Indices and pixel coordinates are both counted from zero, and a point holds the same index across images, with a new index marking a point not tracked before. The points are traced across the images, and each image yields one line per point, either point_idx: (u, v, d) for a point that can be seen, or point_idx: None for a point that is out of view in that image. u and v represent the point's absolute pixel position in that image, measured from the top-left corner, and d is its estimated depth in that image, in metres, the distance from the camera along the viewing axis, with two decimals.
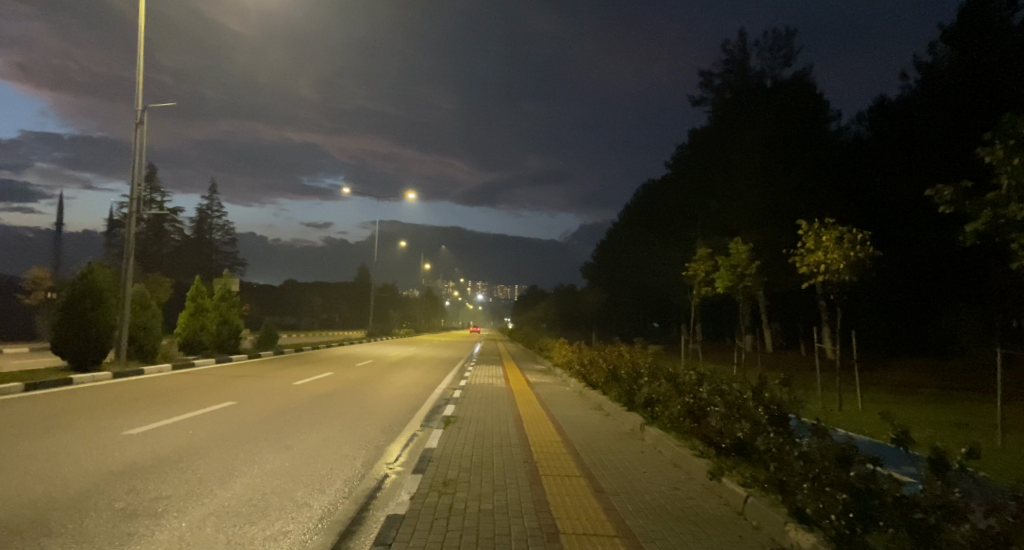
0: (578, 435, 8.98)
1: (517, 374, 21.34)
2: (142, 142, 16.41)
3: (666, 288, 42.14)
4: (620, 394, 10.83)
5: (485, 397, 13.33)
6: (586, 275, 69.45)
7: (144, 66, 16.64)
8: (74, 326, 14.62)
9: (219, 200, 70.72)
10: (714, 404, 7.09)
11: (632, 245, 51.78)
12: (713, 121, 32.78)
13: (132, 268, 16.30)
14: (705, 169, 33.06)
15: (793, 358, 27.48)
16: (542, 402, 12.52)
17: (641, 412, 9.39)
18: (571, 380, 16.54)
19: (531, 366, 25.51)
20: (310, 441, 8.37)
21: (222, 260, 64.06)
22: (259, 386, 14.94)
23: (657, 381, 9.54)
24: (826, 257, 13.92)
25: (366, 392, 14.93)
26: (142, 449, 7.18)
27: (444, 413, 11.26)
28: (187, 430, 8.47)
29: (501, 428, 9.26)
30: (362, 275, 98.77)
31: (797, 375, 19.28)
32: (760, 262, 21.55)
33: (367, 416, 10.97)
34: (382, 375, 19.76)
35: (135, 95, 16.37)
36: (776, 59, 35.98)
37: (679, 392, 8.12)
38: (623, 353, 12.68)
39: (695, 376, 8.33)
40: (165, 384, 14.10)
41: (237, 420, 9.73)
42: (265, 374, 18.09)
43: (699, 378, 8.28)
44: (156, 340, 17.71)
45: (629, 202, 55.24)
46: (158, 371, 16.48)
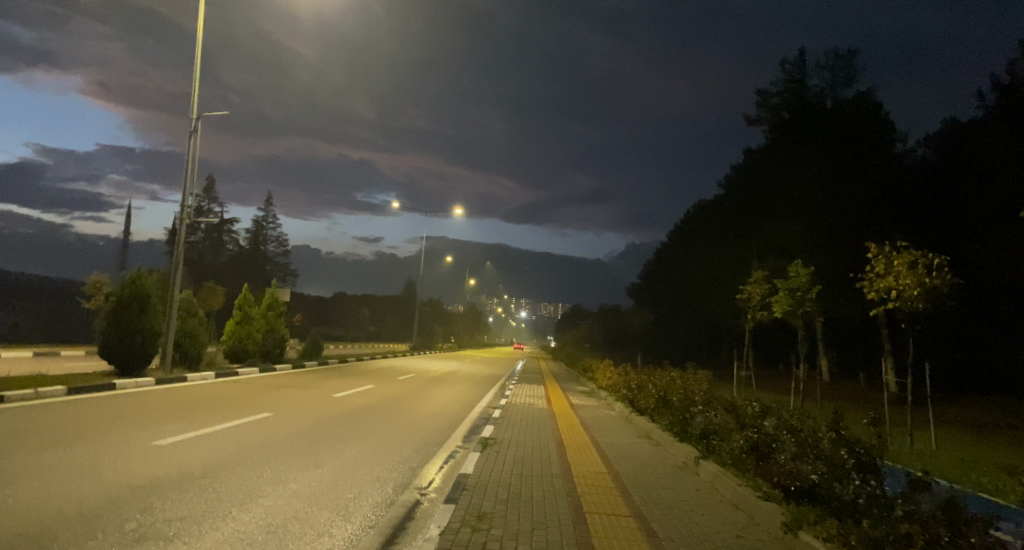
0: (625, 466, 8.32)
1: (560, 395, 20.67)
2: (195, 150, 16.68)
3: (717, 311, 40.67)
4: (671, 422, 10.09)
5: (525, 419, 12.75)
6: (631, 296, 68.13)
7: (200, 77, 16.98)
8: (121, 331, 14.82)
9: (273, 212, 72.85)
10: (781, 440, 6.34)
11: (681, 266, 50.43)
12: (770, 142, 31.67)
13: (178, 275, 16.52)
14: (761, 190, 31.88)
15: (853, 390, 25.89)
16: (586, 427, 11.86)
17: (695, 444, 8.67)
18: (616, 405, 15.75)
19: (573, 388, 24.80)
20: (341, 460, 7.97)
21: (274, 270, 65.78)
22: (298, 397, 14.78)
23: (713, 410, 8.78)
24: (897, 283, 12.81)
25: (404, 407, 14.57)
26: (168, 463, 6.91)
27: (482, 434, 10.74)
28: (217, 443, 8.21)
29: (542, 455, 8.68)
30: (408, 289, 99.87)
31: (861, 408, 17.96)
32: (821, 286, 20.34)
33: (402, 434, 10.56)
34: (421, 390, 19.40)
35: (190, 105, 16.71)
36: (837, 78, 34.55)
37: (740, 424, 7.39)
38: (673, 378, 11.91)
39: (757, 408, 7.59)
40: (206, 391, 14.09)
41: (271, 434, 9.45)
42: (306, 385, 17.98)
43: (762, 410, 7.54)
44: (201, 347, 17.86)
45: (679, 222, 53.91)
46: (201, 378, 16.55)
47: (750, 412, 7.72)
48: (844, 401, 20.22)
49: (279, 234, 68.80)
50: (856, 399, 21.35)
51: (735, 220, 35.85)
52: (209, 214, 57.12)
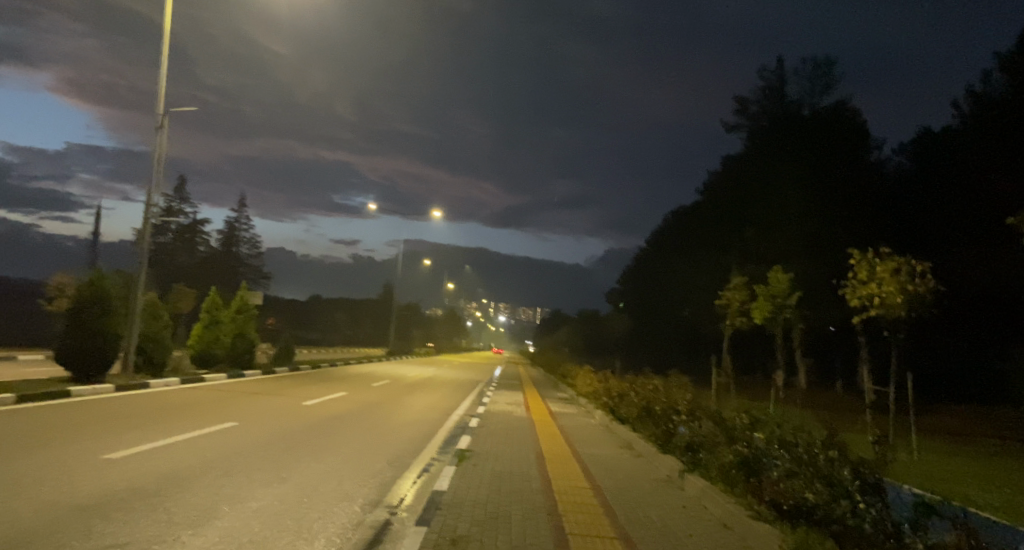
0: (610, 481, 7.95)
1: (539, 401, 20.30)
2: (161, 146, 16.02)
3: (695, 316, 40.75)
4: (654, 433, 9.79)
5: (504, 428, 12.36)
6: (610, 301, 68.11)
7: (167, 71, 16.34)
8: (79, 335, 14.06)
9: (247, 213, 71.36)
10: (774, 456, 6.06)
11: (660, 271, 50.50)
12: (748, 150, 31.78)
13: (143, 277, 15.83)
14: (741, 197, 32.00)
15: (830, 397, 26.01)
16: (566, 437, 11.51)
17: (680, 457, 8.34)
18: (596, 413, 15.43)
19: (552, 394, 24.44)
20: (308, 474, 7.46)
21: (246, 273, 64.42)
22: (267, 405, 14.19)
23: (698, 421, 8.49)
24: (880, 291, 12.69)
25: (379, 415, 14.06)
26: (116, 478, 6.36)
27: (459, 445, 10.30)
28: (174, 457, 7.65)
29: (521, 468, 8.28)
30: (386, 293, 98.75)
31: (840, 416, 17.91)
32: (800, 293, 20.31)
33: (374, 445, 10.06)
34: (397, 397, 18.88)
35: (157, 100, 16.07)
36: (815, 87, 34.88)
37: (729, 437, 7.04)
38: (655, 386, 11.63)
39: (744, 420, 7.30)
40: (168, 398, 13.42)
41: (234, 445, 8.92)
42: (276, 391, 17.34)
43: (752, 421, 7.24)
44: (166, 353, 17.11)
45: (658, 227, 54.03)
46: (165, 385, 15.83)
47: (738, 424, 7.42)
48: (823, 409, 20.25)
49: (253, 236, 67.50)
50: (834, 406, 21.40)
51: (715, 226, 35.96)
52: (180, 215, 55.77)
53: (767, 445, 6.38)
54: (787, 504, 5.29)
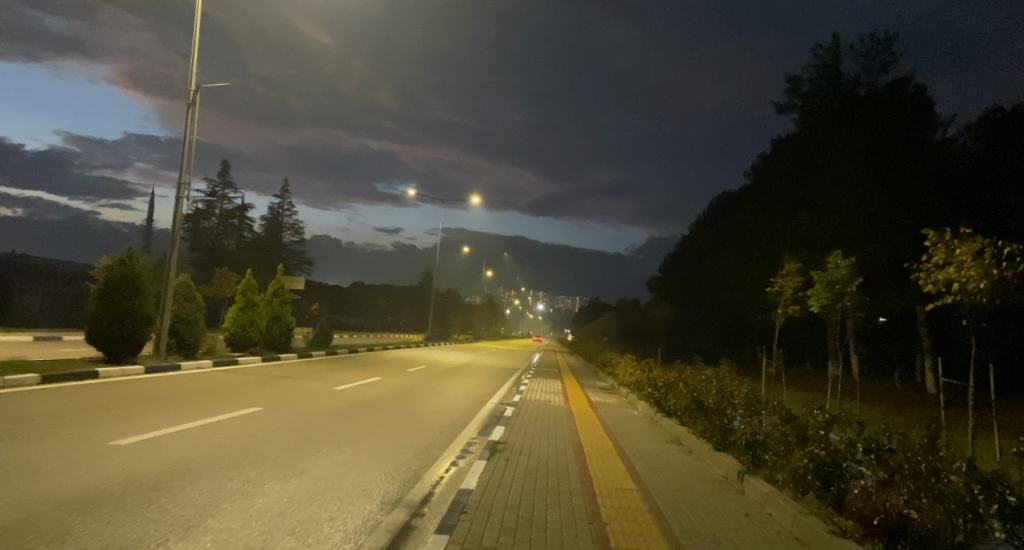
0: (658, 481, 7.10)
1: (577, 390, 19.52)
2: (191, 123, 15.69)
3: (743, 305, 39.19)
4: (705, 429, 8.87)
5: (540, 418, 11.59)
6: (652, 289, 66.42)
7: (198, 47, 16.01)
8: (110, 315, 13.93)
9: (289, 199, 72.19)
10: (860, 461, 5.08)
11: (705, 258, 48.73)
12: (801, 131, 30.01)
13: (174, 258, 15.65)
14: (793, 180, 30.35)
15: (893, 392, 24.38)
16: (607, 429, 10.68)
17: (738, 456, 7.43)
18: (640, 404, 14.47)
19: (591, 383, 23.56)
20: (325, 467, 6.84)
21: (288, 258, 65.31)
22: (295, 389, 13.73)
23: (760, 417, 7.53)
24: (959, 275, 11.15)
25: (411, 402, 13.51)
26: (117, 468, 5.86)
27: (492, 435, 9.59)
28: (186, 445, 7.14)
29: (558, 466, 7.48)
30: (425, 280, 99.01)
31: (908, 412, 16.49)
32: (862, 279, 18.78)
33: (401, 434, 9.43)
34: (432, 383, 18.37)
35: (189, 76, 15.78)
36: (873, 64, 32.67)
37: (801, 437, 6.06)
38: (707, 377, 10.64)
39: (820, 414, 6.31)
40: (197, 382, 13.14)
41: (254, 431, 8.42)
42: (308, 375, 16.94)
43: (829, 418, 6.25)
44: (199, 334, 16.94)
45: (703, 214, 52.11)
46: (196, 367, 15.65)
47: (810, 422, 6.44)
48: (887, 404, 18.83)
49: (294, 222, 68.40)
50: (901, 402, 19.89)
51: (765, 212, 34.35)
52: (224, 200, 56.72)
53: (852, 448, 5.38)
54: (879, 519, 4.31)
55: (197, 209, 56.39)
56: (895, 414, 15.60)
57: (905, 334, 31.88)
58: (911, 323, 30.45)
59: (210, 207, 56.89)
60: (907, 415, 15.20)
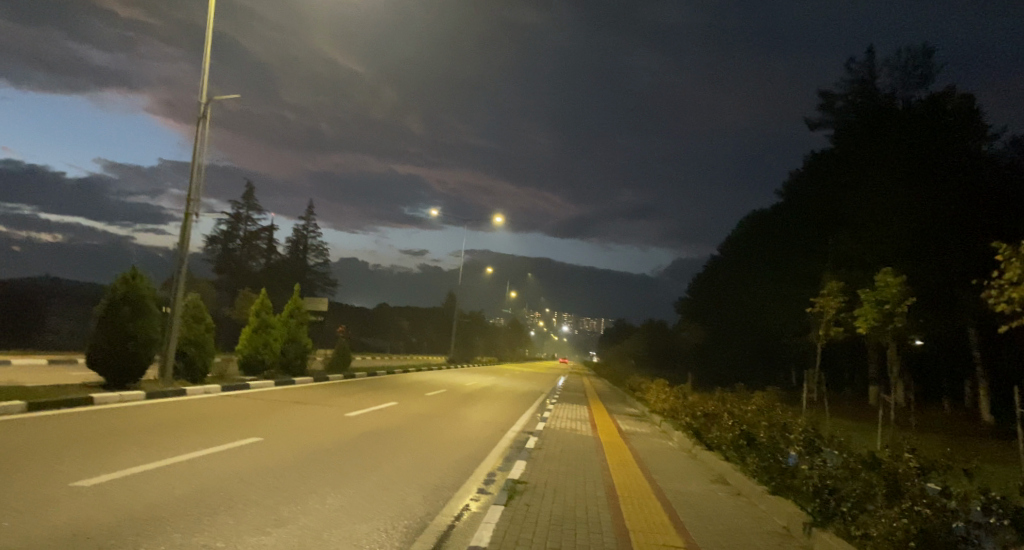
0: (703, 535, 5.94)
1: (606, 418, 18.36)
2: (202, 136, 15.23)
3: (779, 327, 37.63)
4: (758, 468, 7.72)
5: (566, 452, 10.54)
6: (680, 310, 64.70)
7: (210, 61, 15.66)
8: (111, 337, 13.37)
9: (314, 221, 72.42)
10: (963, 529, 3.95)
11: (736, 279, 47.20)
12: (836, 147, 28.73)
13: (184, 277, 15.14)
14: (831, 197, 28.98)
15: (948, 422, 22.64)
16: (642, 465, 9.58)
17: (801, 503, 6.28)
18: (675, 435, 13.32)
19: (620, 409, 22.33)
20: (315, 515, 5.94)
21: (311, 279, 65.43)
22: (304, 417, 12.88)
23: (827, 459, 6.39)
24: None
25: (427, 430, 12.58)
26: (68, 516, 5.02)
27: (513, 471, 8.60)
28: (154, 494, 6.22)
29: (586, 513, 6.44)
30: (449, 301, 98.50)
31: (973, 448, 14.84)
32: (915, 298, 17.25)
33: (411, 469, 8.51)
34: (452, 409, 17.41)
35: (201, 89, 15.36)
36: (910, 77, 31.26)
37: (891, 487, 4.83)
38: (755, 409, 9.46)
39: (909, 458, 5.10)
40: (200, 409, 12.39)
41: (242, 470, 7.53)
42: (321, 401, 16.12)
43: (923, 465, 5.04)
44: (207, 358, 16.29)
45: (733, 233, 50.62)
46: (203, 392, 15.00)
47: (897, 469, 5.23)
48: (947, 436, 17.29)
49: (319, 243, 68.62)
50: (961, 434, 18.31)
51: (801, 231, 32.99)
52: (248, 221, 57.12)
53: (965, 504, 4.15)
54: None
55: (222, 230, 56.89)
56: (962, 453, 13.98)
57: (956, 357, 29.93)
58: (962, 346, 28.57)
59: (235, 228, 57.32)
60: (976, 454, 13.61)
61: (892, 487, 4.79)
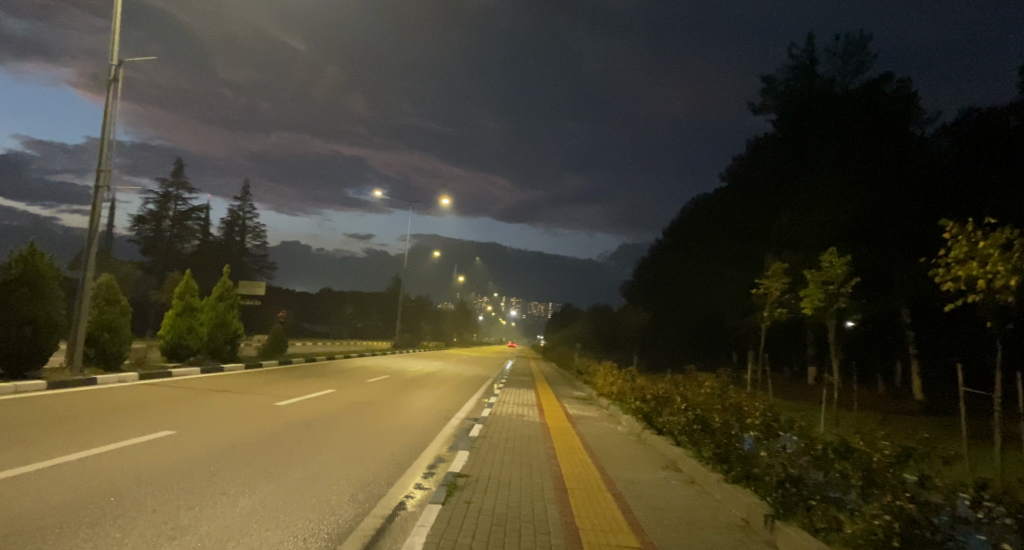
0: (661, 532, 5.37)
1: (553, 402, 17.91)
2: (110, 101, 13.65)
3: (722, 308, 38.25)
4: (713, 455, 7.32)
5: (513, 440, 9.92)
6: (625, 292, 65.26)
7: (120, 18, 14.04)
8: (4, 321, 11.84)
9: (250, 201, 69.03)
10: (946, 523, 3.56)
11: (681, 261, 47.76)
12: (778, 133, 29.04)
13: (93, 255, 13.59)
14: (774, 182, 29.33)
15: (883, 400, 23.38)
16: (592, 452, 9.07)
17: (761, 494, 5.87)
18: (624, 419, 12.92)
19: (567, 393, 21.99)
20: (222, 522, 5.12)
21: (248, 262, 62.68)
22: (228, 407, 11.79)
23: (789, 446, 6.00)
24: (986, 271, 9.08)
25: (363, 419, 11.72)
26: None
27: (454, 463, 7.92)
28: (24, 502, 5.22)
29: (533, 510, 5.83)
30: (394, 285, 96.57)
31: (912, 427, 15.11)
32: (857, 279, 17.42)
33: (341, 464, 7.71)
34: (394, 396, 16.57)
35: (109, 48, 13.75)
36: (848, 64, 31.93)
37: (867, 478, 4.42)
38: (708, 394, 9.06)
39: (883, 446, 4.72)
40: (106, 400, 11.12)
41: (141, 469, 6.54)
42: (250, 389, 14.95)
43: (898, 453, 4.66)
44: (123, 344, 14.74)
45: (678, 217, 51.17)
46: (117, 381, 13.63)
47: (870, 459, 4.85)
48: (885, 416, 17.70)
49: (257, 225, 65.74)
50: (897, 413, 18.82)
51: (744, 215, 33.44)
52: (177, 200, 53.97)
53: (949, 499, 3.75)
54: None
55: (148, 210, 53.52)
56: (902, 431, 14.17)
57: (889, 338, 31.06)
58: (894, 326, 29.69)
59: (163, 208, 54.08)
60: (916, 432, 13.77)
61: (869, 482, 4.37)
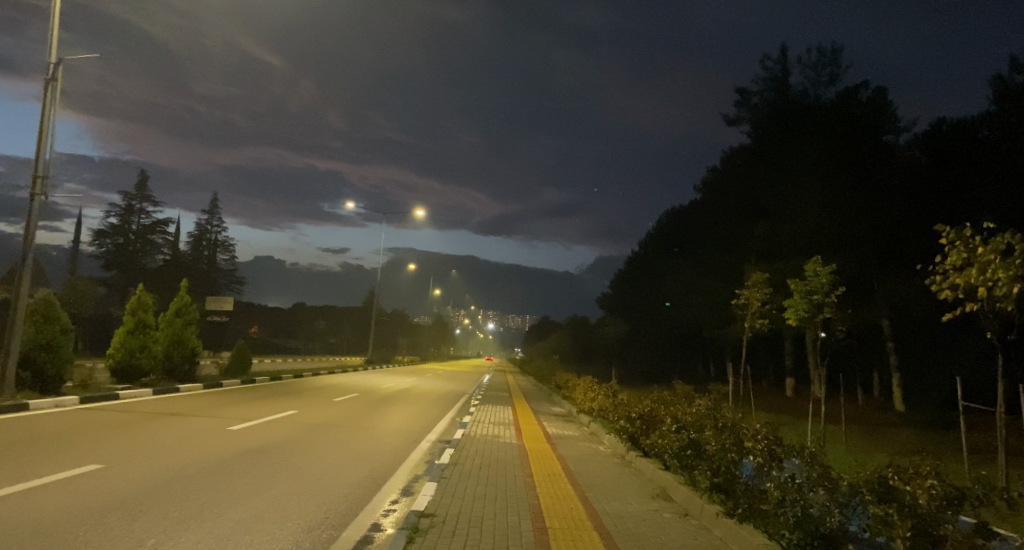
0: None
1: (530, 419, 17.10)
2: (48, 102, 12.61)
3: (700, 320, 37.86)
4: (710, 483, 6.60)
5: (488, 466, 9.04)
6: (602, 305, 64.82)
7: (59, 13, 13.01)
8: None
9: (218, 214, 67.14)
10: None
11: (658, 273, 47.45)
12: (753, 144, 28.89)
13: (28, 268, 12.44)
14: (750, 193, 29.07)
15: (867, 413, 23.07)
16: (573, 479, 8.26)
17: (770, 535, 5.12)
18: (606, 438, 12.12)
19: (547, 409, 21.21)
20: None
21: (216, 276, 60.81)
22: (173, 433, 10.68)
23: (800, 478, 5.29)
24: (984, 280, 7.53)
25: (322, 444, 10.73)
26: None
27: (421, 496, 7.02)
28: None
29: None
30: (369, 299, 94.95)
31: (908, 446, 14.54)
32: (842, 286, 16.97)
33: (288, 501, 6.76)
34: (362, 416, 15.58)
35: (47, 44, 12.72)
36: (820, 77, 32.04)
37: (919, 531, 3.65)
38: (698, 415, 8.32)
39: (930, 484, 3.98)
40: (34, 426, 9.97)
41: (48, 513, 5.50)
42: (205, 412, 13.81)
43: (948, 493, 3.92)
44: (62, 365, 13.50)
45: (654, 229, 51.01)
46: (54, 405, 12.39)
47: (907, 498, 4.10)
48: (873, 432, 17.31)
49: (225, 238, 63.93)
50: (887, 428, 18.36)
51: (722, 226, 33.18)
52: (140, 213, 52.11)
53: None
54: None
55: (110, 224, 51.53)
56: (898, 452, 13.60)
57: (870, 348, 31.01)
58: (875, 335, 29.49)
59: (124, 221, 52.19)
60: (917, 454, 13.17)
61: (920, 532, 3.65)
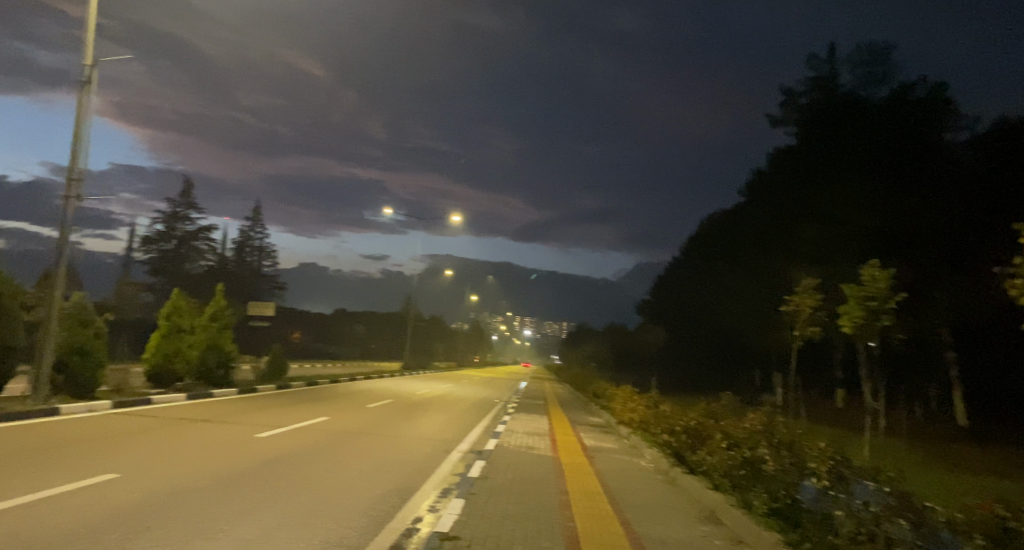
0: None
1: (566, 429, 16.47)
2: (82, 105, 12.69)
3: (744, 328, 36.54)
4: (767, 508, 5.89)
5: (520, 482, 8.48)
6: (641, 311, 63.51)
7: (94, 17, 13.11)
8: None
9: (261, 221, 68.58)
10: None
11: (699, 279, 46.12)
12: (799, 146, 27.68)
13: (63, 273, 12.54)
14: (798, 196, 27.84)
15: (929, 428, 21.59)
16: (612, 497, 7.62)
17: None
18: (648, 452, 11.41)
19: (585, 419, 20.49)
20: None
21: (257, 281, 61.98)
22: (198, 440, 10.43)
23: (877, 508, 4.60)
24: None
25: (349, 454, 10.34)
26: None
27: (445, 515, 6.49)
28: None
29: None
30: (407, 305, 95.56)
31: (983, 468, 13.27)
32: (902, 291, 15.81)
33: (305, 518, 6.32)
34: (393, 424, 15.20)
35: (83, 48, 12.83)
36: (870, 75, 30.53)
37: None
38: (751, 432, 7.60)
39: None
40: (60, 433, 9.83)
41: (48, 529, 5.16)
42: (236, 418, 13.63)
43: None
44: (96, 370, 13.56)
45: (694, 234, 49.71)
46: (87, 410, 12.40)
47: None
48: (938, 449, 16.01)
49: (266, 244, 65.21)
50: (954, 445, 16.99)
51: (767, 231, 31.91)
52: (185, 220, 53.55)
53: None
54: None
55: (156, 230, 53.07)
56: (973, 475, 12.37)
57: (929, 359, 29.28)
58: (935, 344, 27.76)
59: (170, 228, 53.75)
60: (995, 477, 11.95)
61: None
